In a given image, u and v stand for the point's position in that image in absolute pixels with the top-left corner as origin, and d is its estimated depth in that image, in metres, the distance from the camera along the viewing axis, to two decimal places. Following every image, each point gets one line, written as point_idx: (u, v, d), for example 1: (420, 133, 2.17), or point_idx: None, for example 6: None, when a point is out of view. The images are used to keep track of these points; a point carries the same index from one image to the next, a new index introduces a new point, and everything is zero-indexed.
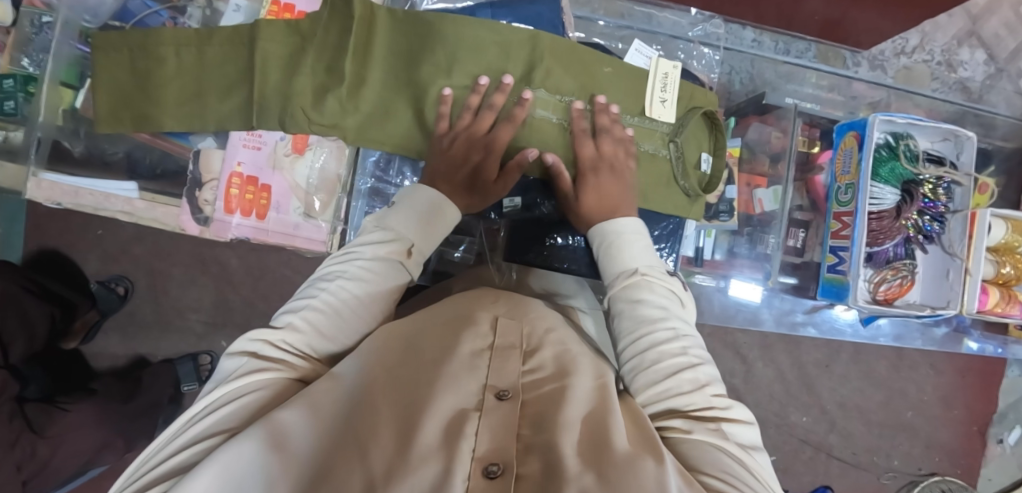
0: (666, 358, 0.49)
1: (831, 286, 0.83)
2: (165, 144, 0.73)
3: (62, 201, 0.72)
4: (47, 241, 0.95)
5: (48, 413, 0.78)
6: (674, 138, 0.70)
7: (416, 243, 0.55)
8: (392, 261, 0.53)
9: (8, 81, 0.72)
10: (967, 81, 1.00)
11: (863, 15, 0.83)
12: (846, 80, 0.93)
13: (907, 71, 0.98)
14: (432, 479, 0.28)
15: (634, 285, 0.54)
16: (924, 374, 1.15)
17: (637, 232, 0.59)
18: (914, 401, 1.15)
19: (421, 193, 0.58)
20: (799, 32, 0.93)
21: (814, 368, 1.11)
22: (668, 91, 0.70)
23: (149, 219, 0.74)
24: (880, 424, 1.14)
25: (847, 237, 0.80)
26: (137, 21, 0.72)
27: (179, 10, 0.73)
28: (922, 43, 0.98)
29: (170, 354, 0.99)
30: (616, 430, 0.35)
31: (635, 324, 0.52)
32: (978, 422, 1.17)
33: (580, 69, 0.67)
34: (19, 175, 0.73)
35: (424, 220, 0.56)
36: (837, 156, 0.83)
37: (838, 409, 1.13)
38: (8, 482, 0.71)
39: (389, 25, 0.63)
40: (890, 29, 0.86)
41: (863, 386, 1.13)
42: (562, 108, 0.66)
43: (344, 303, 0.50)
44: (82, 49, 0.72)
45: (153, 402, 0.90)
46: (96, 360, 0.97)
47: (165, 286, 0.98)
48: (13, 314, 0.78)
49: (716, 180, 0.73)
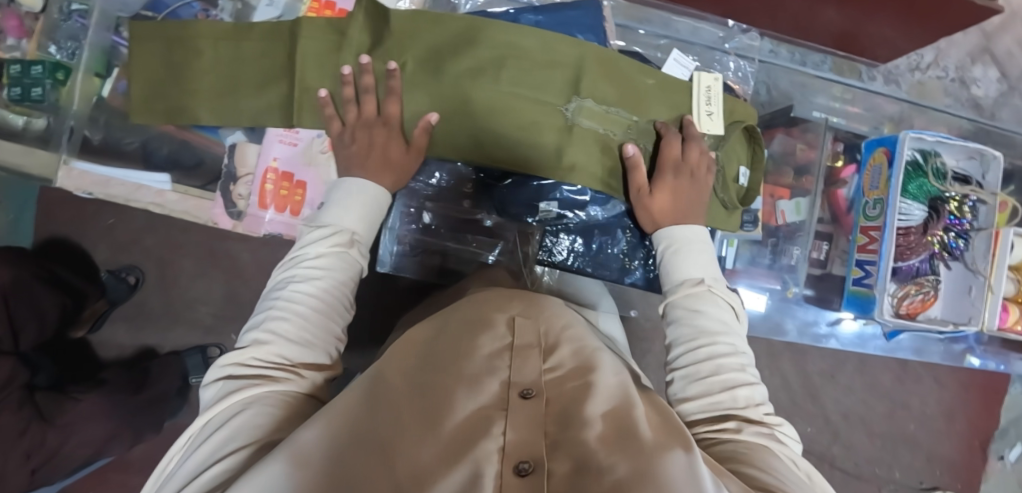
0: (723, 374, 0.51)
1: (856, 297, 0.85)
2: (191, 136, 0.72)
3: (93, 191, 0.73)
4: (56, 228, 0.94)
5: (59, 403, 0.79)
6: (716, 149, 0.71)
7: (358, 230, 0.56)
8: (337, 252, 0.54)
9: (36, 67, 0.69)
10: (980, 98, 1.01)
11: (879, 29, 0.82)
12: (866, 92, 0.94)
13: (921, 86, 0.98)
14: (462, 479, 0.28)
15: (697, 295, 0.56)
16: (928, 388, 1.16)
17: (705, 242, 0.61)
18: (918, 414, 1.16)
19: (354, 186, 0.58)
20: (815, 43, 0.92)
21: (819, 377, 1.11)
22: (713, 105, 0.71)
23: (179, 212, 0.75)
24: (883, 436, 1.15)
25: (875, 251, 0.82)
26: (170, 12, 0.71)
27: (212, 2, 0.73)
28: (937, 60, 0.98)
29: (178, 346, 0.98)
30: (643, 424, 0.35)
31: (693, 336, 0.53)
32: (979, 437, 1.18)
33: (620, 79, 0.67)
34: (50, 162, 0.72)
35: (357, 205, 0.57)
36: (865, 172, 0.85)
37: (842, 419, 1.13)
38: (15, 469, 0.73)
39: (431, 26, 0.63)
40: (909, 41, 0.85)
41: (867, 397, 1.14)
42: (608, 118, 0.66)
43: (305, 308, 0.50)
44: (119, 42, 0.72)
45: (161, 394, 0.89)
46: (104, 349, 0.96)
47: (175, 277, 0.98)
48: (25, 301, 0.79)
49: (753, 193, 0.74)
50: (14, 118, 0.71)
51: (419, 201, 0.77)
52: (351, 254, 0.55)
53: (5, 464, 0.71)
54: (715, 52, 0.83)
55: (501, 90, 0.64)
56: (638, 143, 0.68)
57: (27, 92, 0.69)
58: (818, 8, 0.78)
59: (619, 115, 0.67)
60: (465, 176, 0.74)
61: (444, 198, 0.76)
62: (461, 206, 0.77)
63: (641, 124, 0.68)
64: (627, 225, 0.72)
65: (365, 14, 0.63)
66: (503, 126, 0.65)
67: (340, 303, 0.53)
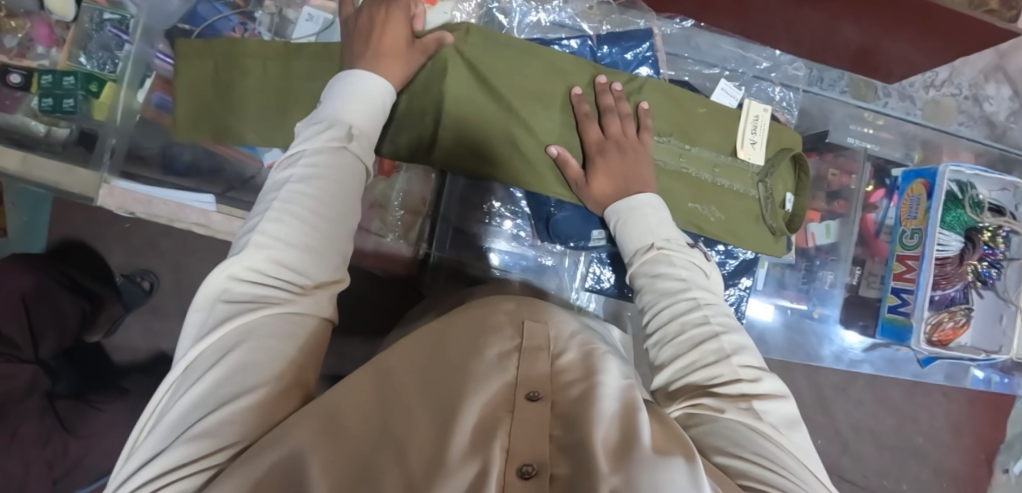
0: (689, 331, 0.53)
1: (892, 326, 0.86)
2: (224, 149, 0.69)
3: (134, 210, 0.70)
4: (71, 230, 0.96)
5: (81, 412, 0.90)
6: (765, 177, 0.73)
7: (361, 128, 0.53)
8: (335, 149, 0.51)
9: (68, 78, 0.66)
10: (992, 115, 1.00)
11: (897, 45, 0.80)
12: (898, 120, 0.94)
13: (935, 105, 0.97)
14: (471, 478, 0.29)
15: (651, 260, 0.59)
16: (937, 401, 1.17)
17: (654, 206, 0.62)
18: (926, 428, 1.16)
19: (357, 82, 0.54)
20: (832, 62, 0.91)
21: (830, 390, 1.12)
22: (758, 133, 0.73)
23: (224, 233, 0.73)
24: (891, 448, 1.15)
25: (912, 280, 0.83)
26: (208, 25, 0.69)
27: (249, 15, 0.71)
28: (951, 77, 0.98)
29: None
30: (646, 431, 0.36)
31: (655, 299, 0.57)
32: (985, 451, 1.19)
33: (675, 109, 0.70)
34: (89, 180, 0.68)
35: (355, 100, 0.53)
36: (902, 201, 0.87)
37: (852, 431, 1.14)
38: (39, 478, 0.83)
39: (476, 40, 0.63)
40: (931, 59, 0.83)
41: (877, 410, 1.14)
42: (660, 148, 0.70)
43: (300, 207, 0.47)
44: (165, 60, 0.70)
45: None
46: (118, 354, 0.97)
47: (192, 280, 0.99)
48: (46, 307, 0.87)
49: (798, 217, 0.76)
50: (36, 125, 0.67)
51: (470, 226, 0.77)
52: (352, 149, 0.52)
53: (29, 472, 0.82)
54: (763, 84, 0.83)
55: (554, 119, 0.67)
56: (690, 171, 0.71)
57: (59, 104, 0.66)
58: (836, 24, 0.77)
59: (670, 144, 0.70)
60: (521, 206, 0.76)
61: (496, 224, 0.77)
62: (516, 233, 0.78)
63: (693, 151, 0.71)
64: None
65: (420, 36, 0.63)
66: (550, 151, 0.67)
67: (342, 202, 0.50)
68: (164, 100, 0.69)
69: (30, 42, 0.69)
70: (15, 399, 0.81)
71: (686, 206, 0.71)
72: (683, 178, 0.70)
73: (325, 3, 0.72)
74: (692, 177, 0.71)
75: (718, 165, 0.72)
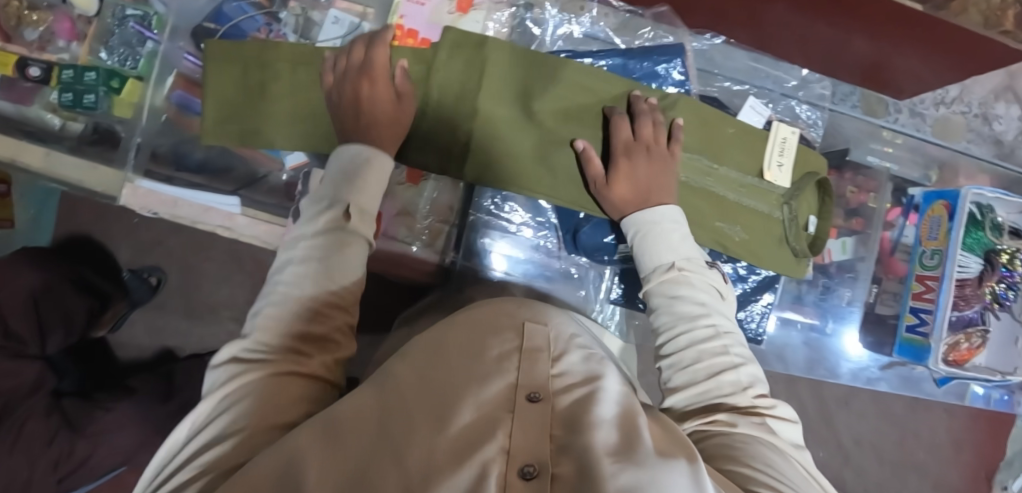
0: (708, 360, 0.53)
1: (910, 345, 0.87)
2: (249, 152, 0.68)
3: (159, 210, 0.68)
4: (77, 226, 0.97)
5: (90, 413, 0.87)
6: (789, 200, 0.73)
7: (361, 204, 0.54)
8: (332, 229, 0.52)
9: (90, 73, 0.64)
10: (1001, 134, 0.99)
11: (907, 61, 0.80)
12: (919, 142, 0.94)
13: (944, 123, 0.96)
14: (469, 480, 0.29)
15: (670, 281, 0.58)
16: (938, 417, 1.17)
17: (674, 221, 0.61)
18: (927, 443, 1.17)
19: (356, 155, 0.55)
20: (842, 77, 0.90)
21: (834, 403, 1.12)
22: (785, 157, 0.73)
23: (248, 235, 0.73)
24: (893, 463, 1.16)
25: (931, 300, 0.84)
26: (233, 25, 0.68)
27: (275, 16, 0.70)
28: (962, 95, 0.97)
29: (198, 348, 1.00)
30: (648, 436, 0.36)
31: (673, 324, 0.56)
32: (985, 467, 1.20)
33: (704, 127, 0.70)
34: (113, 182, 0.67)
35: (355, 178, 0.54)
36: (923, 221, 0.88)
37: (854, 444, 1.14)
38: (43, 477, 0.82)
39: (502, 54, 0.65)
40: (944, 76, 0.83)
41: (879, 424, 1.15)
42: (689, 166, 0.70)
43: (300, 290, 0.49)
44: (194, 61, 0.68)
45: (189, 401, 0.93)
46: (123, 349, 0.99)
47: (199, 280, 1.00)
48: (54, 306, 0.85)
49: (820, 240, 0.76)
50: (52, 118, 0.67)
51: (496, 234, 0.74)
52: (348, 228, 0.53)
53: (33, 470, 0.81)
54: (790, 101, 0.84)
55: (584, 133, 0.68)
56: (718, 191, 0.71)
57: (79, 99, 0.65)
58: (848, 39, 0.76)
59: (699, 162, 0.70)
60: (549, 217, 0.75)
61: (521, 234, 0.74)
62: (543, 244, 0.76)
63: (721, 170, 0.71)
64: None
65: (452, 50, 0.64)
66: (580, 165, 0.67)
67: (343, 280, 0.51)
68: (185, 98, 0.68)
69: (51, 36, 0.69)
70: (18, 398, 0.82)
71: (713, 225, 0.71)
72: (709, 197, 0.70)
73: (352, 6, 0.72)
74: (719, 196, 0.71)
75: (745, 184, 0.71)
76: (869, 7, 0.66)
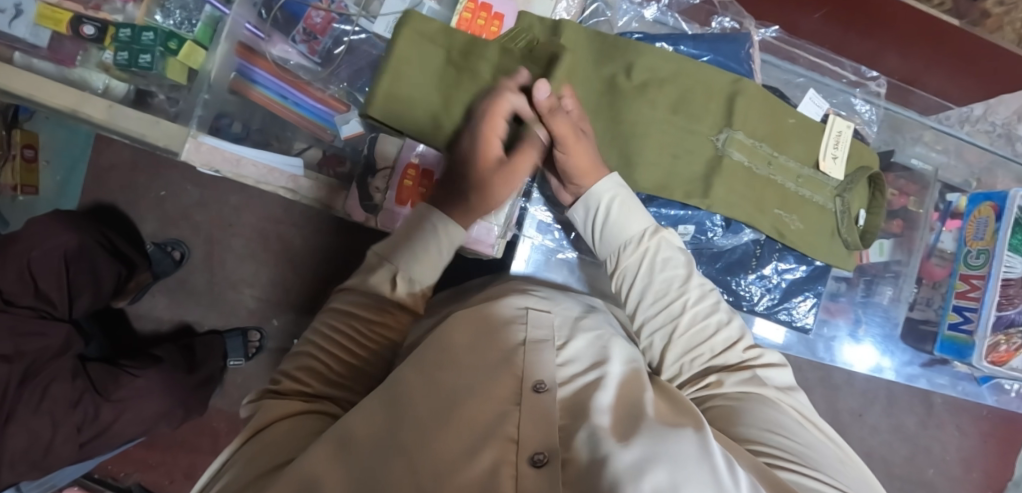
0: (698, 321, 0.53)
1: (952, 343, 0.84)
2: (276, 107, 0.71)
3: (222, 169, 0.63)
4: (107, 196, 1.04)
5: (116, 378, 0.88)
6: (842, 192, 0.73)
7: (417, 276, 0.52)
8: (376, 291, 0.52)
9: (147, 33, 0.62)
10: None
11: (936, 79, 0.89)
12: (958, 144, 0.91)
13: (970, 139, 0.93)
14: (481, 470, 0.30)
15: (654, 246, 0.56)
16: (950, 434, 1.18)
17: (627, 187, 0.59)
18: (937, 460, 1.18)
19: (425, 211, 0.53)
20: (882, 71, 0.91)
21: (848, 415, 1.15)
22: (840, 149, 0.73)
23: (311, 201, 0.67)
24: (901, 477, 1.18)
25: (976, 299, 0.82)
26: None
27: None
28: (986, 114, 0.93)
29: (216, 324, 1.07)
30: (652, 408, 0.37)
31: (661, 293, 0.55)
32: (993, 488, 1.20)
33: (769, 116, 0.70)
34: (177, 134, 0.61)
35: (419, 247, 0.52)
36: (967, 223, 0.85)
37: (865, 458, 1.17)
38: (65, 441, 0.81)
39: (578, 34, 0.65)
40: (969, 90, 0.89)
41: (891, 438, 1.17)
42: (754, 152, 0.69)
43: (331, 346, 0.50)
44: (253, 31, 0.67)
45: (209, 375, 0.99)
46: (141, 321, 1.06)
47: (223, 257, 1.07)
48: (85, 268, 0.86)
49: (869, 234, 0.76)
50: (96, 79, 0.65)
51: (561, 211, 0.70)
52: (391, 297, 0.52)
53: (57, 433, 0.80)
54: (847, 95, 0.81)
55: (657, 116, 0.67)
56: (778, 179, 0.70)
57: (135, 59, 0.62)
58: (882, 53, 0.85)
59: (763, 150, 0.70)
60: None
61: None
62: None
63: (781, 159, 0.71)
64: (751, 259, 0.75)
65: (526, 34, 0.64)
66: (650, 153, 0.67)
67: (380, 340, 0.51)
68: (244, 65, 0.68)
69: None
70: (47, 357, 0.82)
71: (773, 213, 0.70)
72: (772, 185, 0.70)
73: None
74: (779, 184, 0.71)
75: (801, 175, 0.72)
76: (898, 15, 0.74)
